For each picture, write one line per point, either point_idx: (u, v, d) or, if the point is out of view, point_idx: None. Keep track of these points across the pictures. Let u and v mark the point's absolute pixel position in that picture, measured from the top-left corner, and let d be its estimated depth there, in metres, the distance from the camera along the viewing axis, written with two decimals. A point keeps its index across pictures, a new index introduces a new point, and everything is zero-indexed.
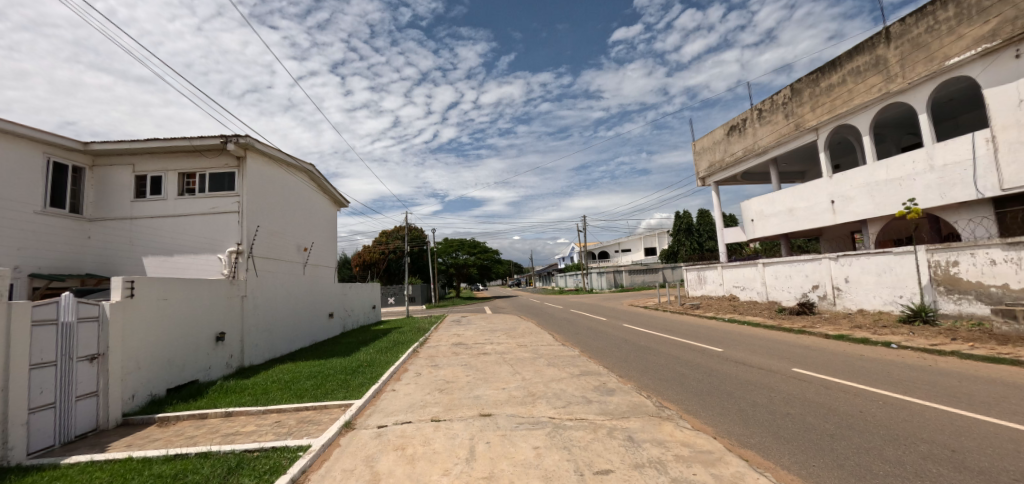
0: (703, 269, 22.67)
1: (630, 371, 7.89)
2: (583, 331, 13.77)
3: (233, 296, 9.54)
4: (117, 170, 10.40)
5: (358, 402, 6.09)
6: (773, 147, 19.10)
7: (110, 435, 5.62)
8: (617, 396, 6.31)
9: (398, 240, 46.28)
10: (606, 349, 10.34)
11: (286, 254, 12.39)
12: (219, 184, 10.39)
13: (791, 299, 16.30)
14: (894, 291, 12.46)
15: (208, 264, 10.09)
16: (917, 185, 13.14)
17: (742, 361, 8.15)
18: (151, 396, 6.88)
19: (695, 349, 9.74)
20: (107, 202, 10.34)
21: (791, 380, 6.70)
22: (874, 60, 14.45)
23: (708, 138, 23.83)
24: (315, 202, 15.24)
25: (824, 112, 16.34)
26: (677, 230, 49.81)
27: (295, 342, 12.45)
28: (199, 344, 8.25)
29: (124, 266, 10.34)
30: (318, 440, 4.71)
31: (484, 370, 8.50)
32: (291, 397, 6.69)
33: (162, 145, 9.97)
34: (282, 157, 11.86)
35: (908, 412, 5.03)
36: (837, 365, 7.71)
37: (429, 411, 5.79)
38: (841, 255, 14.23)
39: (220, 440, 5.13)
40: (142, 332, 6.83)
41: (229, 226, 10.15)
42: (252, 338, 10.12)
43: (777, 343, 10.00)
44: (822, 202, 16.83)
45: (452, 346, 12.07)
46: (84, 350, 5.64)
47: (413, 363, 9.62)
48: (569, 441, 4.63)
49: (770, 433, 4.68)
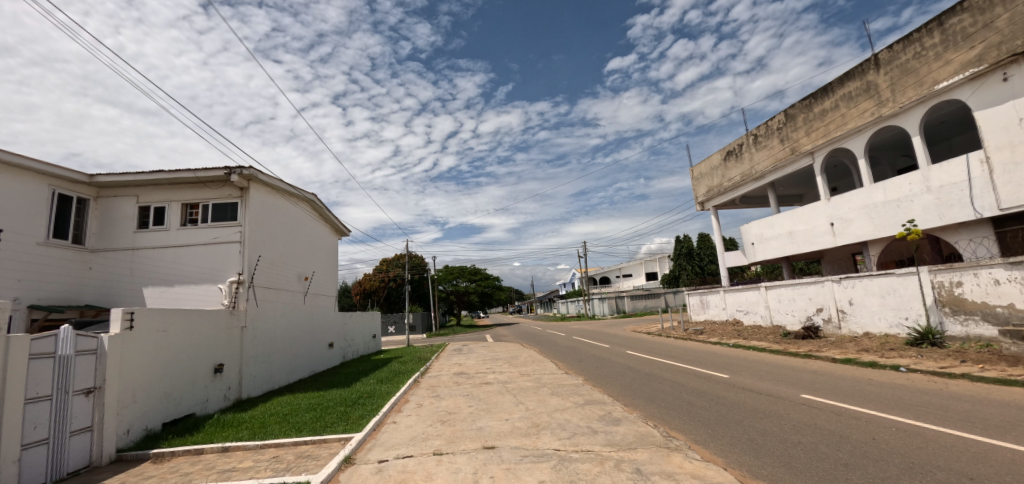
0: (706, 293, 22.50)
1: (636, 399, 7.76)
2: (586, 359, 13.61)
3: (232, 327, 9.44)
4: (121, 201, 10.52)
5: (358, 436, 5.94)
6: (770, 171, 19.32)
7: (103, 472, 5.46)
8: (622, 426, 6.17)
9: (399, 268, 46.24)
10: (609, 377, 10.16)
11: (286, 283, 12.32)
12: (221, 214, 10.46)
13: (795, 322, 16.13)
14: (899, 313, 12.36)
15: (208, 294, 10.05)
16: (915, 207, 13.24)
17: (750, 388, 8.00)
18: (147, 431, 6.70)
19: (701, 375, 9.58)
20: (110, 233, 10.40)
21: (801, 407, 6.55)
22: (865, 85, 14.83)
23: (706, 164, 24.12)
24: (316, 232, 15.25)
25: (819, 136, 16.61)
26: (677, 255, 49.82)
27: (295, 373, 12.25)
28: (196, 376, 8.10)
29: (125, 297, 10.30)
30: (317, 476, 4.57)
31: (487, 401, 8.34)
32: (289, 431, 6.52)
33: (167, 177, 10.12)
34: (285, 188, 12.00)
35: (922, 439, 4.91)
36: (847, 390, 7.57)
37: (430, 444, 5.64)
38: (843, 277, 14.20)
39: (217, 476, 4.98)
40: (140, 364, 6.73)
41: (231, 256, 10.17)
42: (251, 370, 9.98)
43: (783, 368, 9.88)
44: (821, 225, 16.88)
45: (453, 375, 11.87)
46: (81, 384, 5.54)
47: (414, 393, 9.44)
48: (575, 474, 4.50)
49: (781, 463, 4.55)
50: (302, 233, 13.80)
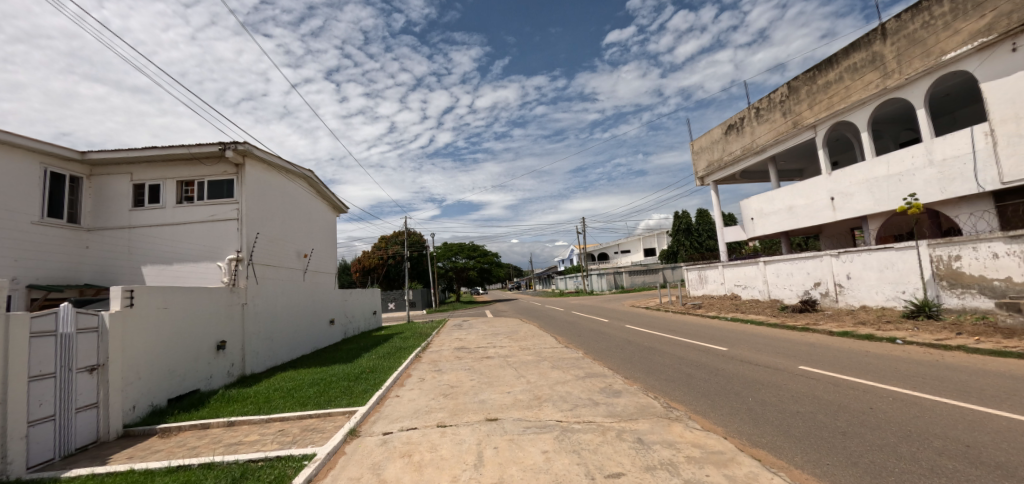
0: (704, 268, 22.57)
1: (635, 372, 7.83)
2: (585, 333, 13.69)
3: (233, 304, 9.34)
4: (115, 179, 10.31)
5: (363, 409, 6.02)
6: (771, 145, 18.98)
7: (111, 447, 5.58)
8: (623, 397, 6.27)
9: (398, 245, 46.22)
10: (608, 350, 10.23)
11: (285, 260, 12.19)
12: (217, 191, 10.25)
13: (793, 296, 16.26)
14: (897, 287, 12.46)
15: (208, 272, 9.95)
16: (917, 181, 13.14)
17: (747, 360, 8.08)
18: (152, 406, 6.75)
19: (700, 348, 9.63)
20: (105, 212, 10.24)
21: (799, 378, 6.64)
22: (871, 56, 14.42)
23: (706, 138, 23.65)
24: (314, 209, 15.07)
25: (822, 109, 16.24)
26: (676, 230, 49.76)
27: (297, 349, 12.30)
28: (199, 352, 8.06)
29: (123, 276, 10.21)
30: (323, 449, 4.65)
31: (488, 374, 8.44)
32: (294, 405, 6.58)
33: (160, 154, 9.88)
34: (282, 165, 11.73)
35: (918, 408, 5.01)
36: (844, 362, 7.66)
37: (434, 416, 5.73)
38: (842, 252, 14.21)
39: (224, 450, 5.08)
40: (143, 341, 6.74)
41: (229, 233, 10.02)
42: (254, 346, 9.92)
43: (780, 341, 9.99)
44: (822, 199, 16.73)
45: (454, 350, 11.99)
46: (84, 361, 5.58)
47: (416, 368, 9.52)
48: (579, 444, 4.61)
49: (780, 432, 4.67)
50: (300, 211, 13.60)
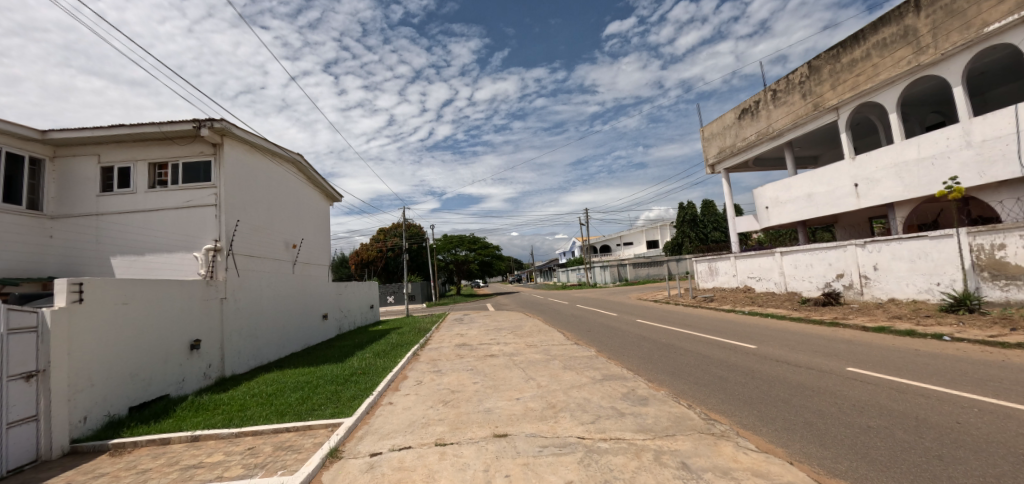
0: (715, 260, 21.67)
1: (659, 374, 6.96)
2: (595, 328, 12.82)
3: (210, 298, 8.43)
4: (81, 161, 9.34)
5: (348, 422, 5.15)
6: (788, 130, 17.97)
7: (50, 469, 4.71)
8: (652, 406, 5.40)
9: (397, 237, 45.21)
10: (623, 348, 9.37)
11: (271, 251, 11.26)
12: (194, 174, 9.30)
13: (813, 289, 15.39)
14: (931, 278, 11.59)
15: (183, 264, 9.05)
16: (952, 164, 12.19)
17: (784, 360, 7.20)
18: (109, 416, 5.87)
19: (725, 346, 8.74)
20: (70, 197, 9.29)
21: (852, 382, 5.77)
22: (902, 31, 13.34)
23: (717, 123, 22.60)
24: (304, 197, 14.11)
25: (846, 90, 15.21)
26: (681, 222, 48.68)
27: (285, 347, 11.41)
28: (168, 353, 7.16)
29: (90, 268, 9.28)
30: (295, 477, 3.75)
31: (493, 376, 7.55)
32: (270, 416, 5.70)
33: (128, 132, 8.89)
34: (266, 147, 10.76)
35: (1018, 423, 4.14)
36: (895, 363, 6.80)
37: (432, 432, 4.85)
38: (868, 241, 13.31)
39: (177, 476, 4.19)
40: (97, 342, 5.83)
41: (206, 220, 9.09)
42: (234, 344, 9.01)
43: (811, 338, 9.10)
44: (844, 186, 15.77)
45: (455, 347, 11.11)
46: (18, 367, 4.68)
47: (413, 368, 8.66)
48: (610, 471, 3.72)
49: (858, 456, 3.80)
50: (288, 198, 12.64)
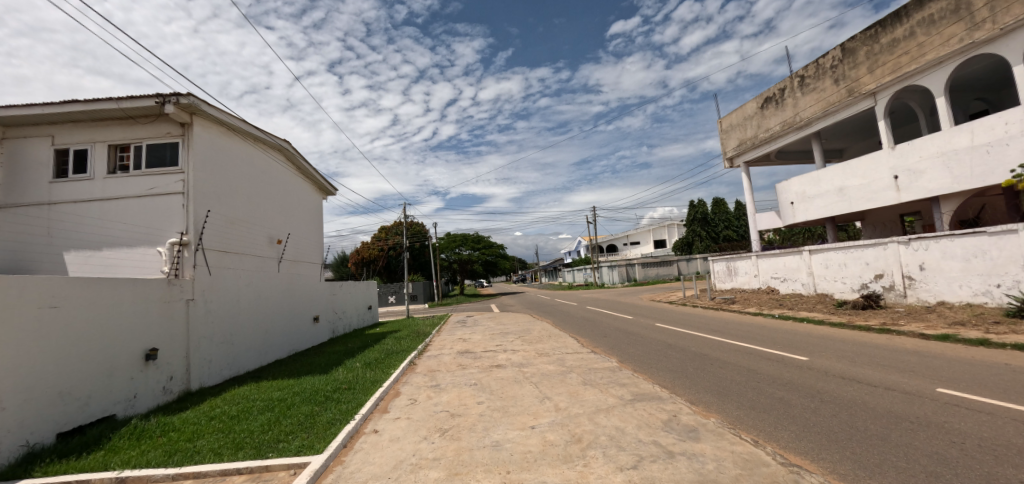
0: (734, 259, 20.40)
1: (702, 394, 5.75)
2: (612, 334, 11.59)
3: (173, 300, 7.31)
4: (33, 143, 8.25)
5: (316, 462, 3.98)
6: (817, 119, 16.70)
7: None
8: (707, 443, 4.19)
9: (399, 235, 44.14)
10: (649, 359, 8.16)
11: (251, 247, 10.12)
12: (160, 158, 8.19)
13: (847, 290, 14.13)
14: (990, 279, 10.31)
15: (145, 261, 7.92)
16: (1012, 151, 10.88)
17: (851, 377, 5.98)
18: (26, 447, 4.71)
19: (770, 357, 7.51)
20: (21, 184, 8.21)
21: (958, 410, 4.55)
22: (953, 5, 12.02)
23: (737, 114, 21.32)
24: (292, 189, 12.99)
25: (886, 73, 13.92)
26: (691, 220, 47.25)
27: (267, 354, 10.31)
28: (114, 365, 6.02)
29: (42, 265, 8.17)
30: None
31: (501, 394, 6.37)
32: (223, 449, 4.55)
33: (82, 109, 7.75)
34: (245, 129, 9.65)
35: None
36: (993, 382, 5.55)
37: (421, 479, 3.66)
38: (913, 238, 12.01)
39: None
40: (12, 354, 4.69)
41: (172, 211, 7.97)
42: (202, 353, 7.89)
43: (867, 348, 7.87)
44: (882, 178, 14.47)
45: (457, 355, 9.93)
46: None
47: (409, 382, 7.48)
48: None
49: None
50: (272, 189, 11.53)
